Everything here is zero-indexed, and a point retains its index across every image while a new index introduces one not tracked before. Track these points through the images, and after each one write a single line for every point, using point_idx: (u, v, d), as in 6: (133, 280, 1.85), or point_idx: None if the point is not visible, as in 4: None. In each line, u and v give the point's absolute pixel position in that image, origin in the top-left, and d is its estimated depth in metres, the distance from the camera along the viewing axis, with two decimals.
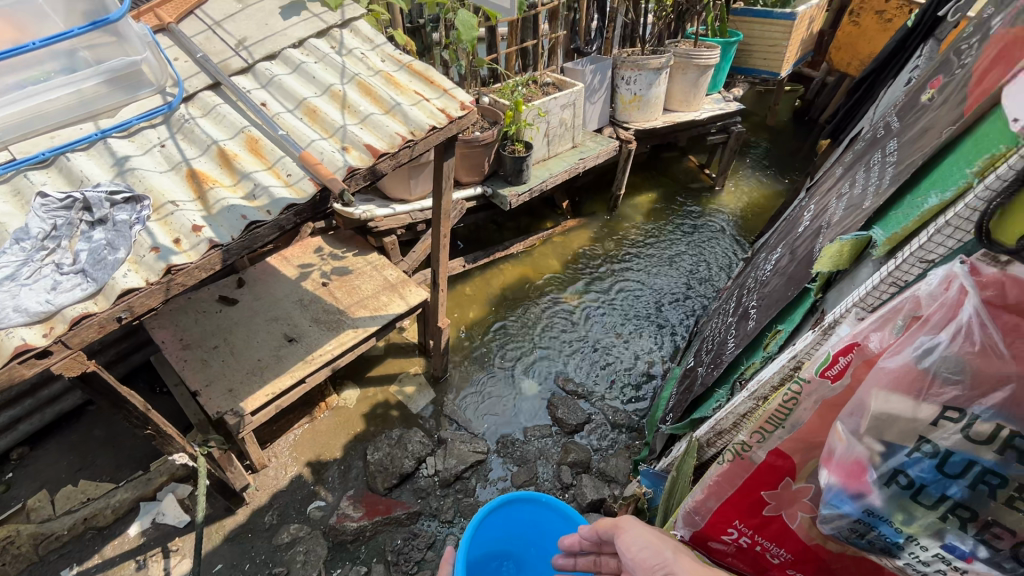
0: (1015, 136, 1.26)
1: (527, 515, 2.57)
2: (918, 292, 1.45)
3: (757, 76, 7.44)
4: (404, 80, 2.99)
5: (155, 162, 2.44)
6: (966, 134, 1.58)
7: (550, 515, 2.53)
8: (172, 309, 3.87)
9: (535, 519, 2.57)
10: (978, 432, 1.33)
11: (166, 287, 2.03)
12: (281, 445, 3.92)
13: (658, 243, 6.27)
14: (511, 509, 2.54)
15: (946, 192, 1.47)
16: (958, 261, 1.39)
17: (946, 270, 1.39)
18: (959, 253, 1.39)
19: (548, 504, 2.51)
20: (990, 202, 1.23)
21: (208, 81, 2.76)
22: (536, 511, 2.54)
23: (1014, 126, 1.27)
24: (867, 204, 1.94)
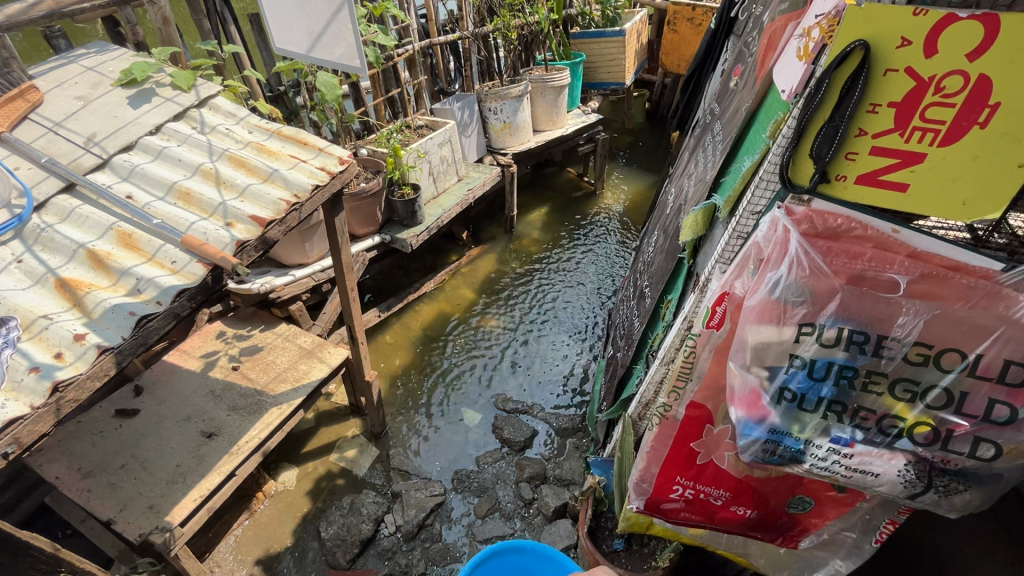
0: (788, 103, 1.66)
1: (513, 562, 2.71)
2: (757, 239, 1.77)
3: (607, 88, 8.25)
4: (276, 147, 3.01)
5: (14, 280, 2.24)
6: (759, 109, 1.98)
7: (534, 559, 2.71)
8: (61, 439, 3.46)
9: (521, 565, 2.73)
10: (828, 338, 1.64)
11: (55, 406, 1.86)
12: (221, 551, 3.59)
13: (560, 253, 6.63)
14: (499, 560, 2.68)
15: (755, 156, 1.82)
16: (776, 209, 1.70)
17: (771, 217, 1.72)
18: (776, 201, 1.73)
19: (534, 551, 2.70)
20: (785, 156, 1.59)
21: (60, 184, 2.59)
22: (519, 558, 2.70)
23: (786, 96, 1.66)
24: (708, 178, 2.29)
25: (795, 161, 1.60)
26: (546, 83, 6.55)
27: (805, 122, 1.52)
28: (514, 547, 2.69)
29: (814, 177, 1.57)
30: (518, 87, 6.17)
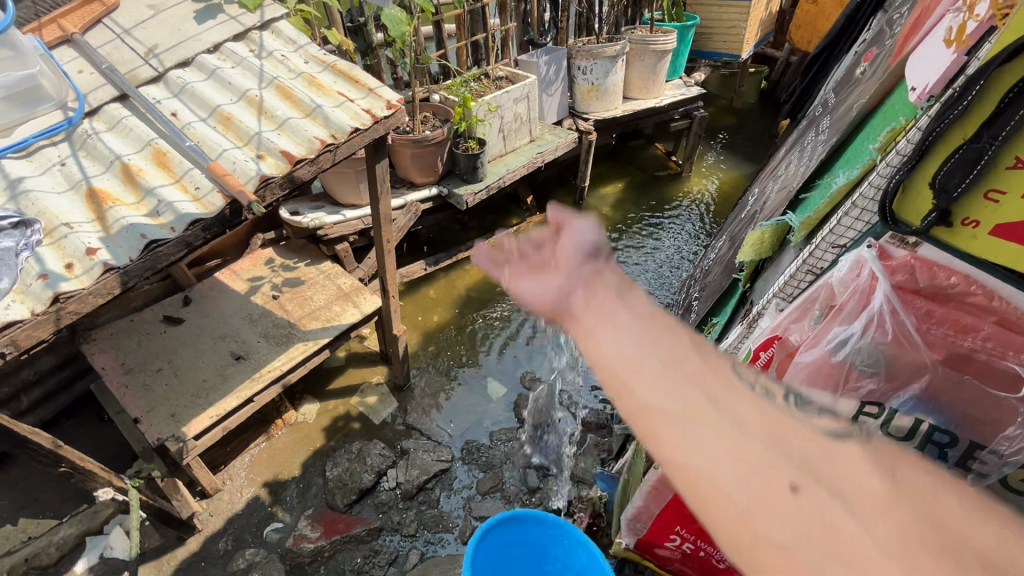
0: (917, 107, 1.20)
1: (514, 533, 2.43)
2: (830, 279, 1.37)
3: (719, 60, 7.37)
4: (327, 81, 2.84)
5: (53, 183, 2.27)
6: (880, 111, 1.51)
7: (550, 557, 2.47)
8: (112, 333, 3.71)
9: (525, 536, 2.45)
10: (898, 427, 1.22)
11: (55, 316, 1.89)
12: (236, 467, 3.78)
13: (627, 236, 6.16)
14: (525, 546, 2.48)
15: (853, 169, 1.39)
16: (867, 243, 1.31)
17: (856, 255, 1.31)
18: (868, 237, 1.31)
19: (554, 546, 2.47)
20: (892, 180, 1.16)
21: (115, 92, 2.60)
22: (520, 527, 2.42)
23: (915, 98, 1.21)
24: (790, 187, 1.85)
25: (906, 187, 1.17)
26: (647, 46, 5.90)
27: (934, 137, 1.08)
28: (522, 514, 2.38)
29: (928, 216, 1.13)
30: (614, 46, 5.60)
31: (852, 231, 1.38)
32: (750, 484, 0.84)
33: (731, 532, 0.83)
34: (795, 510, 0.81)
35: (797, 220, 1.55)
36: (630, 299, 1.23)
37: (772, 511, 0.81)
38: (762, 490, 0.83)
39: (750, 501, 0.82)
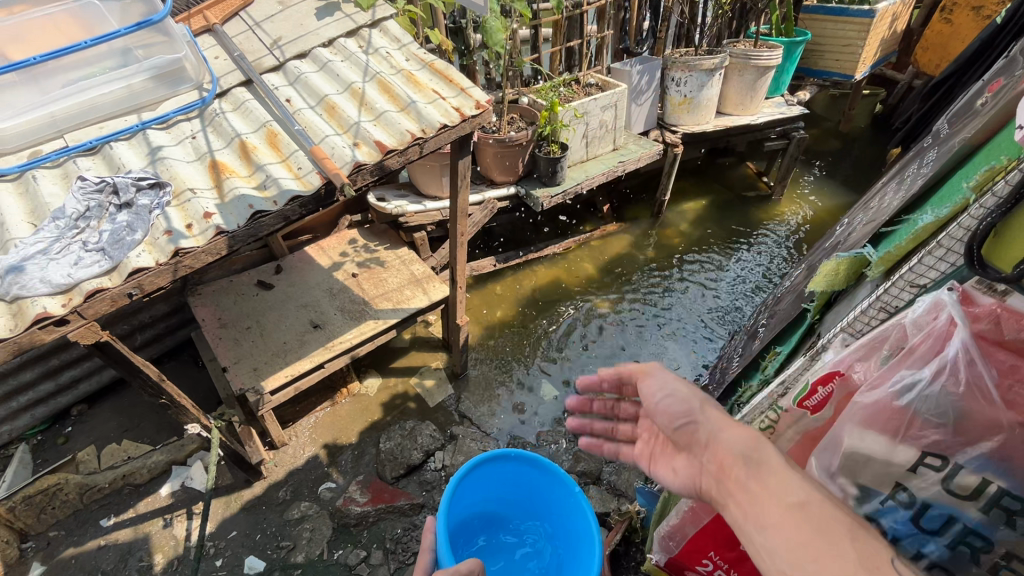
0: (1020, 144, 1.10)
1: (500, 475, 2.53)
2: (903, 319, 1.28)
3: (829, 79, 6.91)
4: (424, 79, 3.03)
5: (184, 152, 2.64)
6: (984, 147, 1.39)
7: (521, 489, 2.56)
8: (214, 290, 4.18)
9: (510, 478, 2.56)
10: (962, 485, 1.17)
11: (173, 268, 2.19)
12: (301, 425, 4.13)
13: (705, 256, 5.95)
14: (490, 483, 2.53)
15: (943, 208, 1.31)
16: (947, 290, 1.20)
17: (933, 298, 1.23)
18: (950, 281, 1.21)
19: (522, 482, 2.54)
20: (984, 221, 1.07)
21: (241, 78, 2.94)
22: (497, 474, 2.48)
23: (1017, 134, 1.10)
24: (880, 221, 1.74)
25: (1000, 234, 1.10)
26: (749, 60, 5.66)
27: None
28: (501, 462, 2.43)
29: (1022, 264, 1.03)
30: (713, 59, 5.43)
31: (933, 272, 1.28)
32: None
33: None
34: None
35: (875, 255, 1.46)
36: (771, 483, 1.08)
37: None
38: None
39: None
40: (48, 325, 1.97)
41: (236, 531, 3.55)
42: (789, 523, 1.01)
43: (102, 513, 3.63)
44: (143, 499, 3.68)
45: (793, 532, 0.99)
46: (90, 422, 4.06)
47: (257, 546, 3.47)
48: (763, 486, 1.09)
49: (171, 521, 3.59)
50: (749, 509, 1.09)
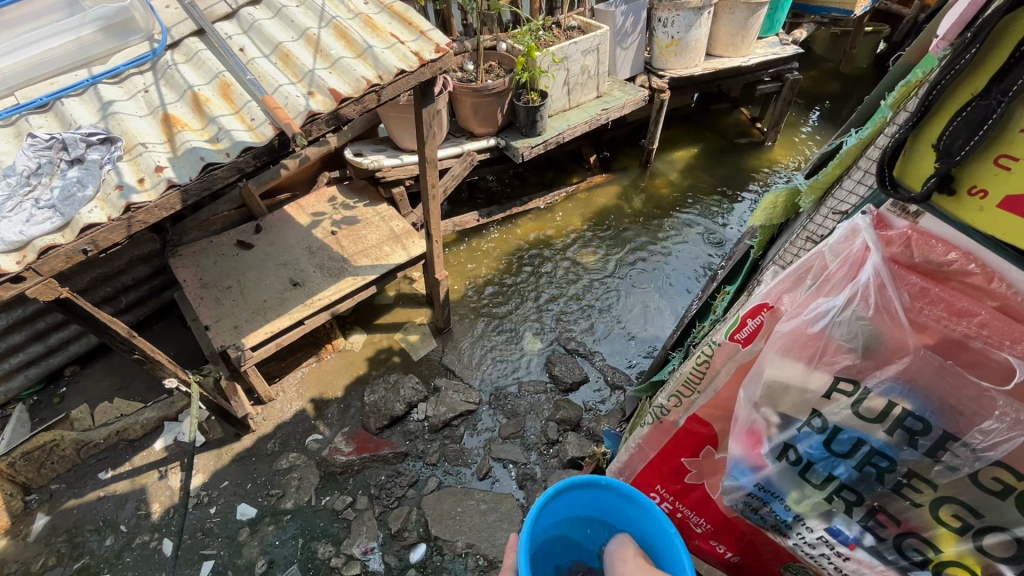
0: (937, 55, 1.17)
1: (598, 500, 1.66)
2: (824, 248, 1.29)
3: (828, 16, 6.58)
4: (382, 23, 2.91)
5: (137, 107, 2.58)
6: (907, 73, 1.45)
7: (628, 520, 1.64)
8: (194, 251, 4.19)
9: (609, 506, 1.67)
10: (869, 408, 1.19)
11: (127, 224, 2.19)
12: (288, 381, 4.23)
13: (694, 207, 5.85)
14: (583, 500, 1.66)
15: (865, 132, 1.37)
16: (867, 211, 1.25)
17: (851, 224, 1.24)
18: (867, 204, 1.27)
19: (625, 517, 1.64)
20: (895, 139, 1.11)
21: (193, 27, 2.84)
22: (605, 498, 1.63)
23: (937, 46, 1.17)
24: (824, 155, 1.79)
25: (908, 153, 1.12)
26: None
27: (939, 90, 1.05)
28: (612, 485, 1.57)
29: (928, 181, 1.06)
30: None
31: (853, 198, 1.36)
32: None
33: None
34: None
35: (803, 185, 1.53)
36: None
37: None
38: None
39: None
40: (4, 282, 2.00)
41: (228, 481, 3.70)
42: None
43: (100, 466, 3.80)
44: (138, 453, 3.84)
45: None
46: (83, 382, 4.18)
47: (248, 494, 3.63)
48: None
49: (166, 473, 3.75)
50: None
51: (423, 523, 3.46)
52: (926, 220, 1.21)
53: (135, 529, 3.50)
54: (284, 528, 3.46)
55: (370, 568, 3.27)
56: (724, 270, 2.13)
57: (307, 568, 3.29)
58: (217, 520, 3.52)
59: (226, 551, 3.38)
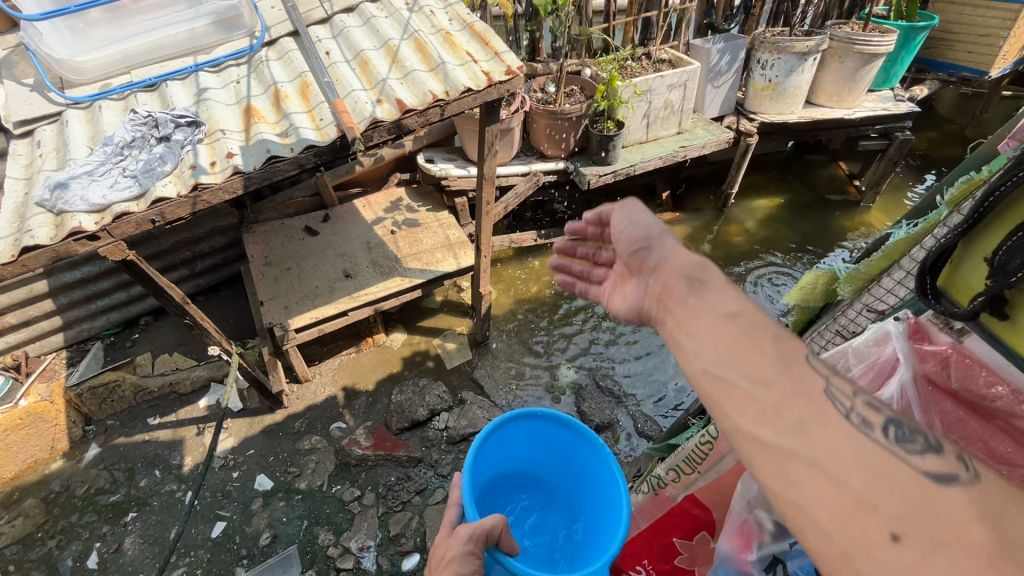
0: (1004, 158, 1.14)
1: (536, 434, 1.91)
2: (849, 348, 1.19)
3: (958, 74, 5.97)
4: (461, 41, 2.98)
5: (227, 96, 2.82)
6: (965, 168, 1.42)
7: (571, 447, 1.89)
8: (266, 230, 4.50)
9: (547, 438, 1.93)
10: None
11: (192, 201, 2.39)
12: (326, 366, 4.43)
13: (770, 261, 5.44)
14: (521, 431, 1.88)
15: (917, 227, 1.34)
16: (906, 313, 1.19)
17: (884, 328, 1.13)
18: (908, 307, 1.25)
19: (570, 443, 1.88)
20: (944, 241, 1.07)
21: (289, 28, 3.06)
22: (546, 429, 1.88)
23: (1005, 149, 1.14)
24: (875, 239, 1.75)
25: (958, 261, 1.10)
26: (853, 45, 4.98)
27: (999, 197, 1.00)
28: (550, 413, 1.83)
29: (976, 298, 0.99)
30: (808, 41, 4.84)
31: (893, 295, 1.34)
32: (852, 510, 0.69)
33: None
34: (912, 558, 0.63)
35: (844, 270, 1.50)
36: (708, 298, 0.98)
37: (885, 481, 0.70)
38: (861, 527, 0.68)
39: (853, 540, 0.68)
40: (82, 239, 2.24)
41: (253, 450, 3.91)
42: (718, 331, 0.91)
43: (150, 412, 4.15)
44: (184, 407, 4.17)
45: (728, 334, 0.90)
46: (154, 332, 4.65)
47: (268, 467, 3.81)
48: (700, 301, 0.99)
49: (202, 430, 4.02)
50: (707, 361, 0.90)
51: (421, 533, 3.41)
52: (973, 340, 1.06)
53: (166, 477, 3.77)
54: (293, 507, 3.56)
55: (362, 566, 3.27)
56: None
57: (305, 552, 3.34)
58: (236, 484, 3.72)
59: (238, 517, 3.54)
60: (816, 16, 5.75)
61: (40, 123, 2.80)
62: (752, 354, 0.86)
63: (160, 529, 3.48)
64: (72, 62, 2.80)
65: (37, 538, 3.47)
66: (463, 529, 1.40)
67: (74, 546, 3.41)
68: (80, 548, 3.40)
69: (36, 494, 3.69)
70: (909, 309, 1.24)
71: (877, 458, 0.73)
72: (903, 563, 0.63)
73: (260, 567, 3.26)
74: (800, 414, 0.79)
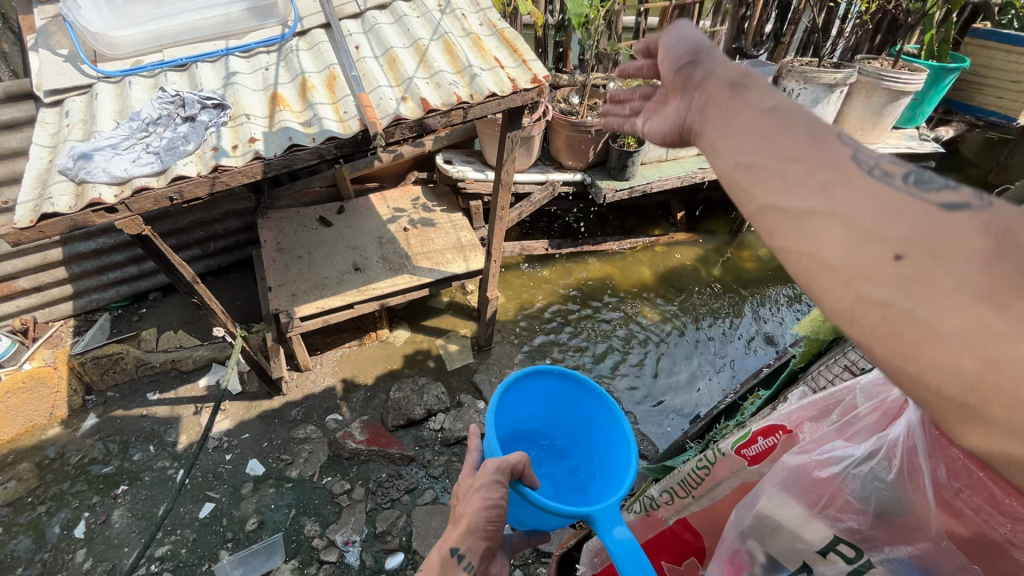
0: None
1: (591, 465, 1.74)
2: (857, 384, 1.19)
3: (985, 119, 5.93)
4: (490, 46, 2.99)
5: (254, 82, 2.86)
6: None
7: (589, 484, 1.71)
8: (281, 217, 4.54)
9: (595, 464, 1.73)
10: None
11: (211, 181, 2.42)
12: (328, 356, 4.45)
13: (781, 291, 5.38)
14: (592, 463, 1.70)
15: None
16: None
17: None
18: None
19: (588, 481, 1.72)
20: None
21: (322, 21, 3.11)
22: (560, 385, 1.86)
23: None
24: None
25: None
26: (881, 81, 4.94)
27: None
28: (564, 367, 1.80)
29: None
30: (836, 73, 4.79)
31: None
32: (857, 243, 0.73)
33: (896, 335, 0.68)
34: (909, 272, 0.68)
35: None
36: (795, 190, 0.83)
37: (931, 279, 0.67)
38: (865, 254, 0.72)
39: (858, 267, 0.72)
40: (100, 210, 2.28)
41: (248, 434, 3.93)
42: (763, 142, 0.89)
43: (150, 387, 4.19)
44: (184, 385, 4.20)
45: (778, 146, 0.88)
46: (161, 308, 4.70)
47: (261, 452, 3.82)
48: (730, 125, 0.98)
49: (200, 410, 4.04)
50: (724, 125, 0.99)
51: (407, 533, 3.37)
52: None
53: (160, 453, 3.79)
54: (282, 495, 3.56)
55: (345, 561, 3.24)
56: (767, 370, 2.13)
57: (290, 541, 3.33)
58: (228, 467, 3.73)
59: (226, 499, 3.54)
60: (846, 49, 5.75)
61: (71, 94, 2.84)
62: (780, 133, 0.89)
63: (148, 504, 3.49)
64: (106, 36, 2.87)
65: (28, 502, 3.49)
66: (490, 462, 1.43)
67: (63, 514, 3.42)
68: (69, 516, 3.41)
69: (31, 459, 3.72)
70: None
71: (913, 205, 0.73)
72: (931, 284, 0.66)
73: (244, 552, 3.24)
74: (822, 174, 0.81)
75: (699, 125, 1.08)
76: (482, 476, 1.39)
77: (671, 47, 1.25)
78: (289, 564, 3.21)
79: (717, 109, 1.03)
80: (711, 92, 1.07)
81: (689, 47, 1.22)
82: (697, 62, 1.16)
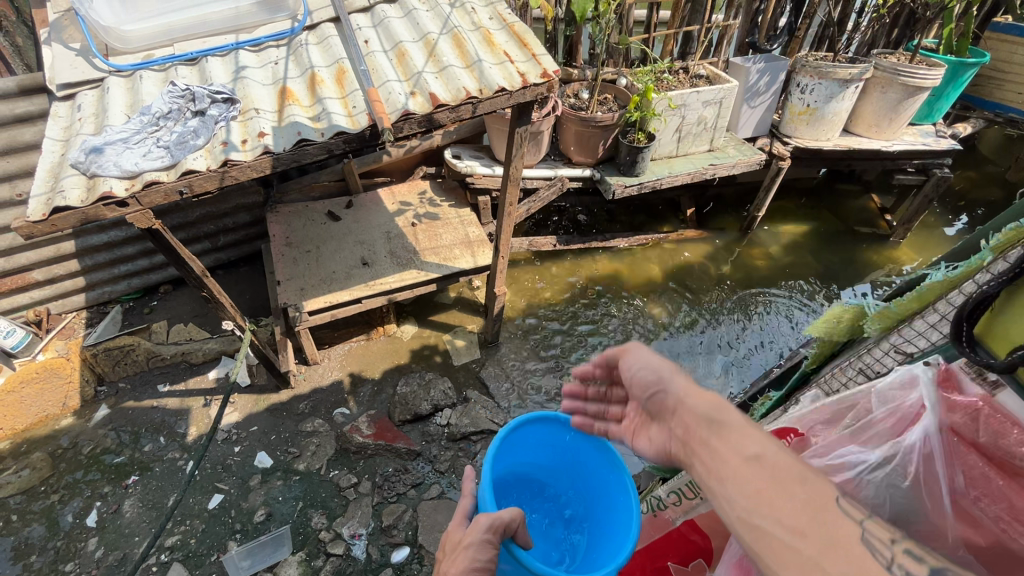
0: None
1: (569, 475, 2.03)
2: (873, 388, 1.16)
3: (1004, 116, 5.82)
4: (499, 41, 2.97)
5: (264, 76, 2.86)
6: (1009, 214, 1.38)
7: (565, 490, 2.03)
8: (290, 212, 4.56)
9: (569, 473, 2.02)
10: None
11: (220, 176, 2.42)
12: (335, 351, 4.47)
13: (791, 289, 5.31)
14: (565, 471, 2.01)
15: (956, 270, 1.30)
16: (937, 361, 1.15)
17: (910, 372, 1.10)
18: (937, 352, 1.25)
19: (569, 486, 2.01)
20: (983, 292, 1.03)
21: (331, 14, 3.10)
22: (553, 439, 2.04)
23: None
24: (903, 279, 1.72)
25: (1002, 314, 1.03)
26: (898, 76, 4.84)
27: None
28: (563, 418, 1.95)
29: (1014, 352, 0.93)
30: (852, 68, 4.71)
31: (924, 338, 1.32)
32: None
33: None
34: None
35: (874, 308, 1.50)
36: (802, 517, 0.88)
37: None
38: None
39: None
40: (111, 204, 2.29)
41: (257, 426, 3.96)
42: (749, 475, 0.95)
43: (160, 379, 4.23)
44: (194, 377, 4.25)
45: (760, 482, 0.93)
46: (171, 301, 4.74)
47: (270, 445, 3.85)
48: (724, 441, 1.02)
49: (209, 402, 4.08)
50: (714, 465, 1.02)
51: (413, 527, 3.38)
52: (1007, 394, 1.01)
53: (170, 444, 3.83)
54: (289, 488, 3.58)
55: (351, 554, 3.26)
56: (778, 370, 2.10)
57: (297, 533, 3.35)
58: (237, 459, 3.76)
59: (235, 491, 3.57)
60: (862, 43, 5.65)
61: (83, 88, 2.85)
62: (776, 499, 0.91)
63: (159, 495, 3.53)
64: (118, 30, 2.88)
65: (41, 491, 3.54)
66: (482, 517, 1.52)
67: (75, 503, 3.47)
68: (80, 505, 3.46)
69: (44, 448, 3.78)
70: (940, 354, 1.22)
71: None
72: None
73: (252, 543, 3.26)
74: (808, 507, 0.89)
75: (686, 457, 1.13)
76: (472, 535, 1.48)
77: (634, 369, 1.38)
78: (296, 556, 3.24)
79: (700, 445, 1.07)
80: (689, 424, 1.14)
81: (653, 370, 1.34)
82: (664, 387, 1.27)
